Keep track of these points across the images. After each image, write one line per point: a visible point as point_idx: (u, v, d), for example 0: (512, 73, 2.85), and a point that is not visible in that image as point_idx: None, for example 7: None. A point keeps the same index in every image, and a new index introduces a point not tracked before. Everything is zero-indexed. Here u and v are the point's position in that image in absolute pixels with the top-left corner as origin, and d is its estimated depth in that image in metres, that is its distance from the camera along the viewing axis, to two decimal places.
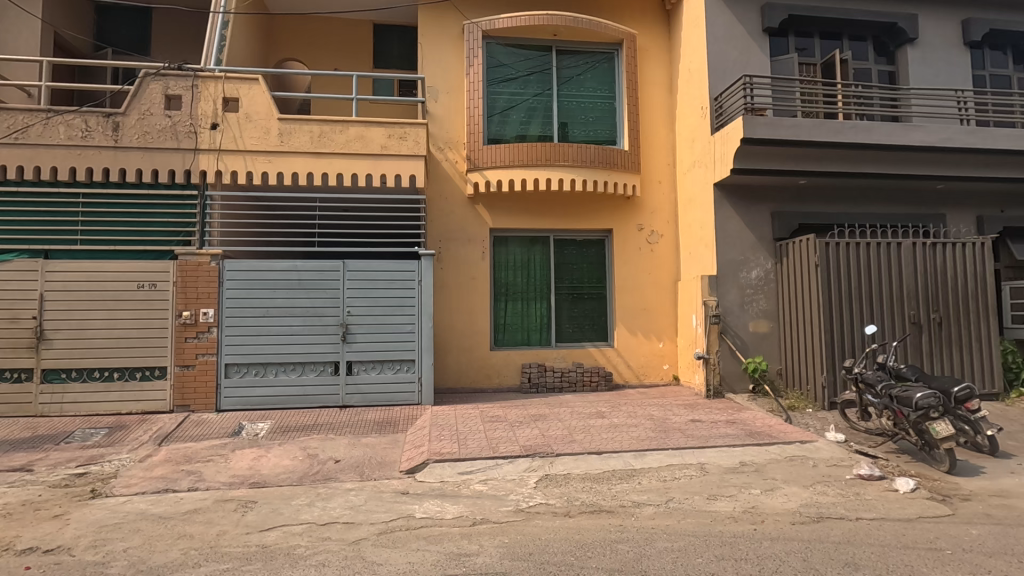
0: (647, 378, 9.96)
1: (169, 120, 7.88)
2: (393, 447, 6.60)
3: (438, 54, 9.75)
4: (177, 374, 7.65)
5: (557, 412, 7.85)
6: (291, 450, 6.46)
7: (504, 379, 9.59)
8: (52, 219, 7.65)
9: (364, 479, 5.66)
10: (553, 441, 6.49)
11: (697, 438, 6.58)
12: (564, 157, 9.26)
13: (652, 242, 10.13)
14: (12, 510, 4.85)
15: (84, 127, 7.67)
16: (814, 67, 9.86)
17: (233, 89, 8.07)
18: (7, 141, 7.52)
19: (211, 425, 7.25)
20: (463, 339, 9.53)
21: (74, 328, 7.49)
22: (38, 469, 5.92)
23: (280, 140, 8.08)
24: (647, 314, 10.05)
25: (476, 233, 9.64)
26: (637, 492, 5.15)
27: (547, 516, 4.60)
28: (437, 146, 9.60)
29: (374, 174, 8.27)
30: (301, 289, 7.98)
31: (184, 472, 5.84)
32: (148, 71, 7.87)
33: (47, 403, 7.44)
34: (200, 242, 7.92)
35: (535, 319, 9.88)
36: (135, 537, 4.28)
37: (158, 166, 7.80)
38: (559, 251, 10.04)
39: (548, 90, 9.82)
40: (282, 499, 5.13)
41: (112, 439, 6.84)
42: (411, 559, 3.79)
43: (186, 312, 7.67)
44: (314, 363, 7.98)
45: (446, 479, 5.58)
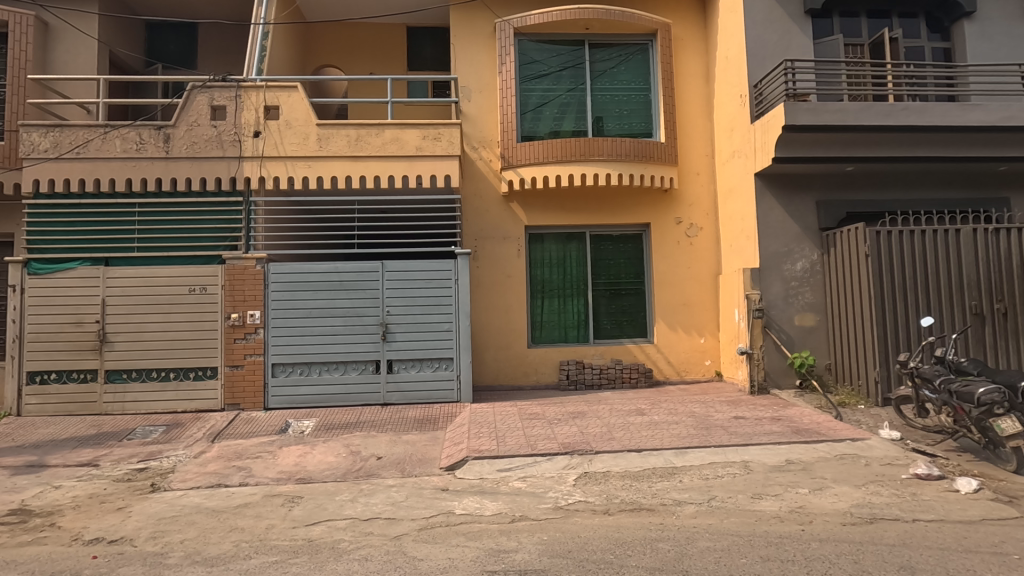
0: (688, 374, 9.77)
1: (215, 130, 8.21)
2: (433, 444, 6.70)
3: (471, 54, 9.81)
4: (228, 374, 7.97)
5: (596, 410, 7.79)
6: (335, 447, 6.64)
7: (542, 377, 9.57)
8: (111, 227, 8.08)
9: (405, 476, 5.78)
10: (592, 439, 6.45)
11: (741, 436, 6.41)
12: (598, 151, 9.16)
13: (691, 235, 9.91)
14: (81, 502, 5.18)
15: (138, 139, 8.07)
16: (861, 48, 9.43)
17: (273, 97, 8.34)
18: (70, 156, 8.00)
19: (260, 423, 7.53)
20: (500, 337, 9.56)
21: (133, 331, 7.91)
22: (103, 464, 6.30)
23: (319, 145, 8.31)
24: (687, 309, 9.84)
25: (512, 231, 9.65)
26: (678, 490, 5.06)
27: (586, 514, 4.57)
28: (472, 146, 9.67)
29: (410, 176, 8.39)
30: (342, 290, 8.18)
31: (235, 467, 6.09)
32: (194, 84, 8.23)
33: (110, 401, 7.88)
34: (246, 246, 8.18)
35: (572, 316, 9.83)
36: (191, 529, 4.49)
37: (206, 174, 8.12)
38: (596, 247, 9.94)
39: (581, 84, 9.73)
40: (326, 494, 5.28)
41: (169, 436, 7.19)
42: (451, 555, 3.84)
43: (234, 314, 7.99)
44: (355, 362, 8.16)
45: (485, 476, 5.63)
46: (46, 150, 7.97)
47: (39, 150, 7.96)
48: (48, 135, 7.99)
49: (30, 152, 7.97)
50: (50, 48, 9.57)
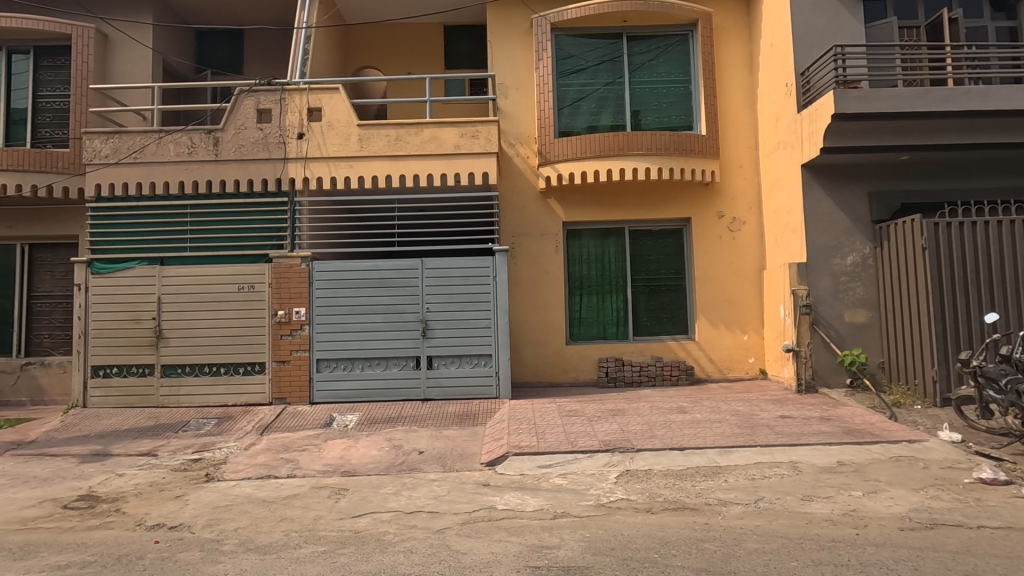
0: (731, 371, 9.55)
1: (261, 132, 8.48)
2: (473, 440, 6.76)
3: (507, 51, 9.82)
4: (275, 369, 8.23)
5: (636, 407, 7.69)
6: (378, 441, 6.79)
7: (580, 374, 9.51)
8: (166, 228, 8.44)
9: (447, 470, 5.85)
10: (633, 436, 6.37)
11: (788, 435, 6.21)
12: (638, 145, 9.00)
13: (734, 229, 9.66)
14: (142, 490, 5.45)
15: (190, 143, 8.42)
16: (917, 30, 8.98)
17: (316, 100, 8.55)
18: (128, 161, 8.41)
19: (305, 417, 7.75)
20: (538, 334, 9.55)
21: (187, 327, 8.26)
22: (161, 454, 6.62)
23: (360, 145, 8.47)
24: (730, 305, 9.61)
25: (549, 227, 9.62)
26: (723, 490, 4.95)
27: (628, 512, 4.53)
28: (509, 143, 9.68)
29: (449, 174, 8.46)
30: (383, 287, 8.34)
31: (282, 459, 6.30)
32: (241, 88, 8.52)
33: (166, 395, 8.25)
34: (292, 245, 8.40)
35: (611, 312, 9.73)
36: (244, 518, 4.67)
37: (253, 176, 8.40)
38: (635, 243, 9.81)
39: (619, 78, 9.60)
40: (371, 487, 5.40)
41: (221, 428, 7.49)
42: (494, 549, 3.86)
43: (281, 312, 8.24)
44: (396, 358, 8.30)
45: (525, 472, 5.65)
46: (106, 156, 8.41)
47: (101, 155, 8.40)
48: (108, 141, 8.43)
49: (93, 158, 8.42)
50: (109, 58, 10.09)
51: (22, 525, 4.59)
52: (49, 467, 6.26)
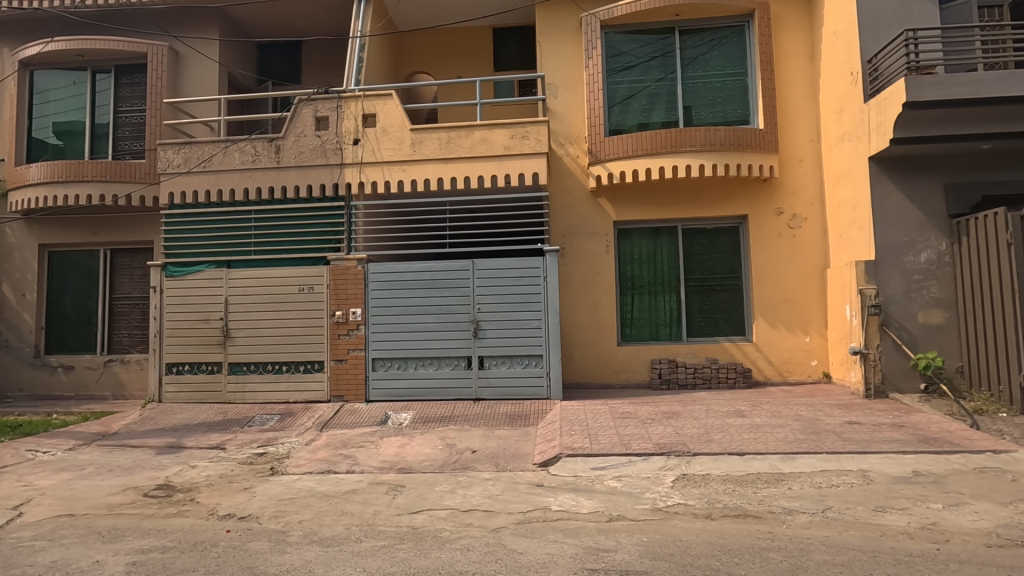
0: (792, 375, 9.17)
1: (319, 139, 8.80)
2: (525, 440, 6.77)
3: (557, 51, 9.79)
4: (333, 367, 8.51)
5: (691, 410, 7.51)
6: (431, 439, 6.90)
7: (632, 375, 9.36)
8: (232, 233, 8.87)
9: (500, 470, 5.89)
10: (689, 440, 6.22)
11: (857, 443, 5.90)
12: (691, 141, 8.77)
13: (794, 226, 9.29)
14: (213, 481, 5.76)
15: (253, 151, 8.82)
16: (1000, 9, 8.36)
17: (371, 106, 8.79)
18: (198, 170, 8.90)
19: (362, 414, 7.98)
20: (589, 334, 9.47)
21: (251, 327, 8.66)
22: (229, 448, 6.97)
23: (413, 149, 8.65)
24: (790, 305, 9.23)
25: (600, 227, 9.52)
26: (786, 498, 4.75)
27: (686, 517, 4.42)
28: (559, 143, 9.66)
29: (499, 175, 8.52)
30: (435, 288, 8.49)
31: (341, 455, 6.51)
32: (301, 97, 8.88)
33: (233, 391, 8.67)
34: (348, 247, 8.68)
35: (664, 313, 9.53)
36: (307, 511, 4.85)
37: (312, 182, 8.72)
38: (688, 241, 9.57)
39: (671, 73, 9.38)
40: (426, 484, 5.50)
41: (284, 424, 7.81)
42: (550, 550, 3.85)
43: (338, 312, 8.52)
44: (448, 357, 8.42)
45: (579, 473, 5.61)
46: (178, 165, 8.94)
47: (173, 165, 8.94)
48: (180, 152, 8.95)
49: (166, 168, 8.97)
50: (180, 74, 10.72)
51: (108, 510, 4.93)
52: (130, 457, 6.71)
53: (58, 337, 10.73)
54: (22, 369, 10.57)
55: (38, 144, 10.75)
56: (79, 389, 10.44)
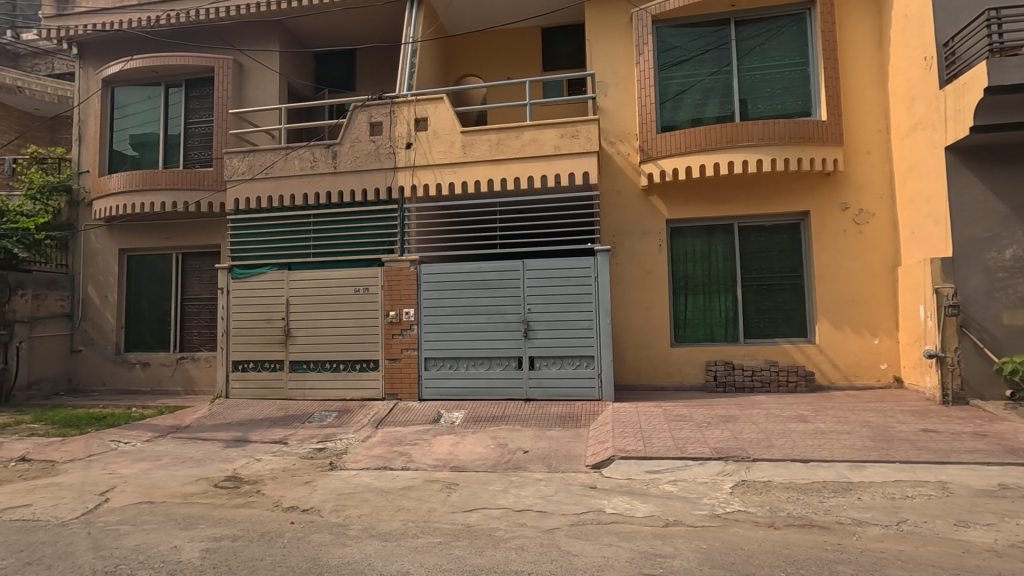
0: (859, 379, 8.71)
1: (373, 144, 9.04)
2: (577, 441, 6.73)
3: (607, 48, 9.69)
4: (388, 366, 8.73)
5: (750, 414, 7.25)
6: (483, 438, 6.96)
7: (686, 377, 9.13)
8: (292, 237, 9.22)
9: (553, 471, 5.88)
10: (748, 445, 6.00)
11: (934, 452, 5.53)
12: (748, 135, 8.47)
13: (860, 222, 8.82)
14: (277, 474, 6.02)
15: (312, 158, 9.16)
16: None
17: (422, 110, 8.97)
18: (261, 176, 9.33)
19: (415, 413, 8.14)
20: (641, 335, 9.30)
21: (311, 327, 9.00)
22: (291, 442, 7.26)
23: (463, 151, 8.76)
24: (856, 305, 8.77)
25: (651, 226, 9.34)
26: (856, 508, 4.51)
27: (747, 525, 4.26)
28: (609, 141, 9.55)
29: (549, 175, 8.50)
30: (485, 288, 8.56)
31: (396, 452, 6.67)
32: (356, 104, 9.16)
33: (294, 388, 9.02)
34: (402, 249, 8.87)
35: (719, 313, 9.25)
36: (366, 505, 4.99)
37: (367, 185, 8.98)
38: (744, 239, 9.25)
39: (726, 66, 9.09)
40: (480, 483, 5.56)
41: (342, 420, 8.08)
42: (606, 553, 3.80)
43: (392, 312, 8.73)
44: (499, 357, 8.48)
45: (633, 476, 5.52)
46: (243, 173, 9.40)
47: (239, 173, 9.41)
48: (244, 160, 9.41)
49: (232, 175, 9.46)
50: (244, 86, 11.28)
51: (183, 498, 5.24)
52: (202, 449, 7.10)
53: (137, 335, 11.50)
54: (105, 365, 11.38)
55: (118, 156, 11.56)
56: (155, 384, 11.14)
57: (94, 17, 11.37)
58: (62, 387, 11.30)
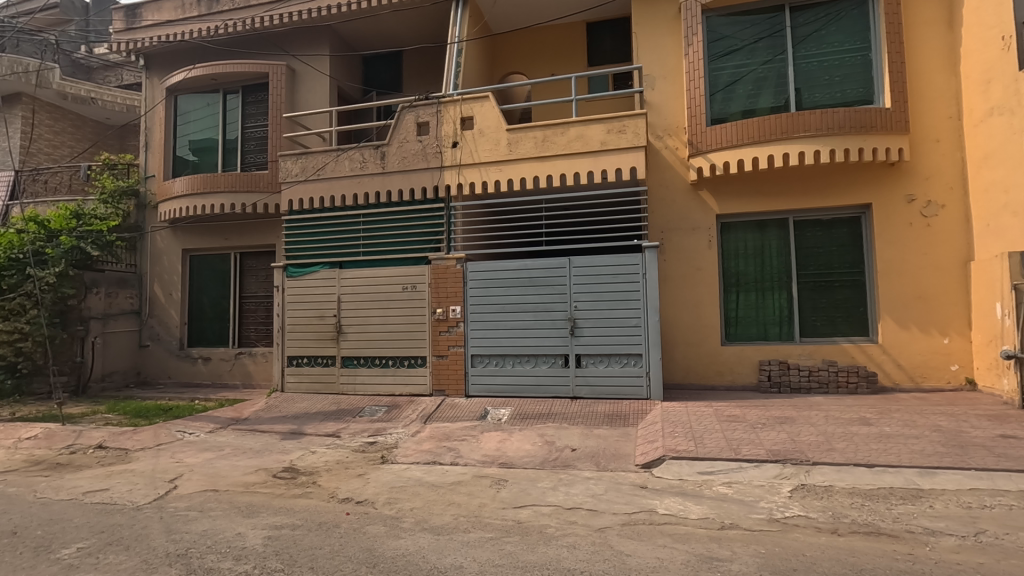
0: (927, 381, 8.25)
1: (420, 144, 9.17)
2: (625, 440, 6.63)
3: (654, 41, 9.51)
4: (436, 363, 8.85)
5: (808, 416, 6.96)
6: (530, 435, 6.96)
7: (738, 377, 8.86)
8: (342, 236, 9.47)
9: (602, 469, 5.81)
10: (807, 448, 5.77)
11: (1014, 459, 5.17)
12: (805, 126, 8.13)
13: (928, 214, 8.34)
14: (332, 466, 6.20)
15: (361, 159, 9.37)
16: None
17: (468, 109, 9.04)
18: (313, 178, 9.62)
19: (462, 409, 8.22)
20: (690, 333, 9.09)
21: (361, 324, 9.23)
22: (344, 436, 7.47)
23: (509, 149, 8.77)
24: (923, 303, 8.32)
25: (701, 221, 9.11)
26: (928, 517, 4.26)
27: (809, 531, 4.10)
28: (656, 135, 9.38)
29: (595, 171, 8.41)
30: (531, 286, 8.55)
31: (445, 447, 6.76)
32: (403, 105, 9.32)
33: (345, 382, 9.27)
34: (448, 247, 8.97)
35: (773, 311, 8.93)
36: (418, 499, 5.07)
37: (415, 185, 9.11)
38: (800, 234, 8.90)
39: (780, 54, 8.75)
40: (529, 480, 5.56)
41: (391, 415, 8.25)
42: (660, 555, 3.73)
43: (439, 309, 8.85)
44: (545, 355, 8.46)
45: (685, 477, 5.40)
46: (296, 175, 9.72)
47: (292, 174, 9.74)
48: (298, 162, 9.72)
49: (287, 177, 9.79)
50: (297, 90, 11.66)
51: (245, 487, 5.47)
52: (260, 441, 7.40)
53: (199, 331, 12.08)
54: (170, 359, 12.02)
55: (180, 161, 12.16)
56: (215, 377, 11.69)
57: (159, 29, 12.00)
58: (132, 379, 12.00)
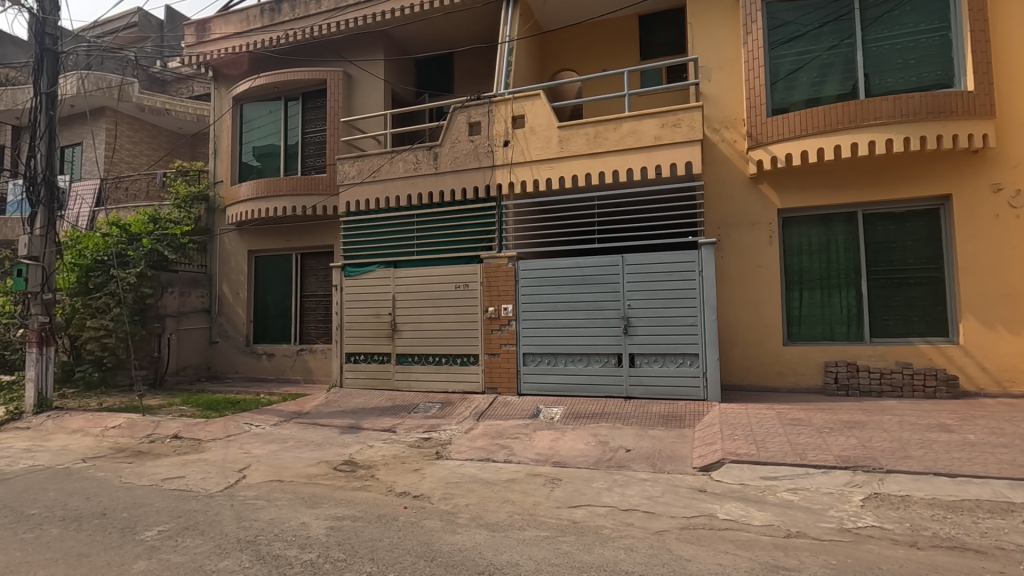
0: (1015, 386, 7.64)
1: (472, 144, 9.25)
2: (682, 442, 6.46)
3: (710, 31, 9.22)
4: (488, 360, 8.91)
5: (879, 421, 6.57)
6: (584, 435, 6.90)
7: (802, 379, 8.47)
8: (397, 236, 9.70)
9: (658, 471, 5.69)
10: (879, 454, 5.45)
11: None
12: (876, 113, 7.67)
13: (1017, 204, 7.70)
14: (389, 461, 6.36)
15: (415, 160, 9.56)
16: None
17: (519, 107, 9.05)
18: (369, 180, 9.89)
19: (514, 407, 8.24)
20: (749, 333, 8.76)
21: (415, 323, 9.41)
22: (399, 431, 7.65)
23: (560, 147, 8.71)
24: (1011, 301, 7.70)
25: (761, 216, 8.76)
26: (1021, 533, 3.92)
27: (884, 543, 3.86)
28: (713, 128, 9.09)
29: (649, 167, 8.23)
30: (584, 284, 8.48)
31: (498, 445, 6.80)
32: (455, 106, 9.42)
33: (399, 379, 9.49)
34: (499, 245, 9.01)
35: (840, 310, 8.48)
36: (472, 495, 5.12)
37: (467, 184, 9.20)
38: (869, 228, 8.42)
39: (847, 38, 8.29)
40: (583, 479, 5.51)
41: (445, 412, 8.37)
42: (722, 561, 3.61)
43: (491, 308, 8.91)
44: (598, 354, 8.36)
45: (747, 482, 5.21)
46: (353, 177, 10.03)
47: (350, 177, 10.05)
48: (354, 164, 10.02)
49: (344, 180, 10.12)
50: (353, 95, 12.02)
51: (308, 479, 5.69)
52: (321, 434, 7.67)
53: (264, 329, 12.67)
54: (238, 355, 12.65)
55: (246, 166, 12.78)
56: (279, 372, 12.23)
57: (227, 41, 12.63)
58: (203, 373, 12.71)
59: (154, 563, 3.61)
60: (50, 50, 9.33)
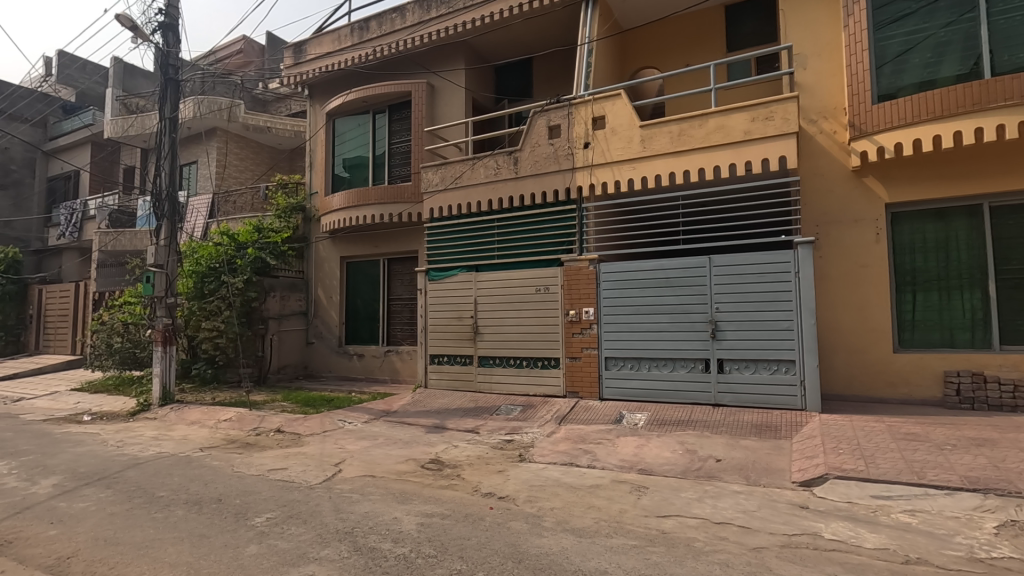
0: None
1: (552, 147, 9.26)
2: (778, 454, 6.07)
3: (806, 17, 8.66)
4: (569, 364, 8.86)
5: (1015, 439, 5.83)
6: (670, 442, 6.67)
7: (917, 390, 7.70)
8: (478, 240, 9.90)
9: (752, 484, 5.38)
10: (1015, 477, 4.83)
11: None
12: (1005, 93, 6.85)
13: None
14: (473, 461, 6.48)
15: (495, 165, 9.72)
16: None
17: (599, 108, 8.94)
18: (452, 186, 10.17)
19: (596, 412, 8.13)
20: (853, 338, 8.10)
21: (497, 325, 9.54)
22: (482, 432, 7.78)
23: (643, 146, 8.52)
24: None
25: (866, 212, 8.10)
26: None
27: None
28: (809, 119, 8.52)
29: (738, 163, 7.84)
30: (668, 287, 8.22)
31: (581, 449, 6.73)
32: (535, 110, 9.47)
33: (482, 380, 9.66)
34: (580, 248, 8.95)
35: (962, 314, 7.64)
36: (557, 499, 5.10)
37: (547, 188, 9.22)
38: (997, 223, 7.53)
39: (968, 13, 7.46)
40: (671, 489, 5.32)
41: (526, 414, 8.41)
42: None
43: (572, 311, 8.85)
44: (684, 359, 8.06)
45: (854, 500, 4.81)
46: (437, 184, 10.35)
47: (433, 184, 10.39)
48: (438, 172, 10.35)
49: (428, 187, 10.47)
50: (436, 105, 12.42)
51: (398, 475, 5.93)
52: (408, 433, 7.95)
53: (354, 331, 13.35)
54: (331, 355, 13.43)
55: (339, 177, 13.57)
56: (368, 372, 12.84)
57: (321, 60, 13.49)
58: (301, 372, 13.57)
59: (264, 547, 3.90)
60: (172, 79, 10.39)
